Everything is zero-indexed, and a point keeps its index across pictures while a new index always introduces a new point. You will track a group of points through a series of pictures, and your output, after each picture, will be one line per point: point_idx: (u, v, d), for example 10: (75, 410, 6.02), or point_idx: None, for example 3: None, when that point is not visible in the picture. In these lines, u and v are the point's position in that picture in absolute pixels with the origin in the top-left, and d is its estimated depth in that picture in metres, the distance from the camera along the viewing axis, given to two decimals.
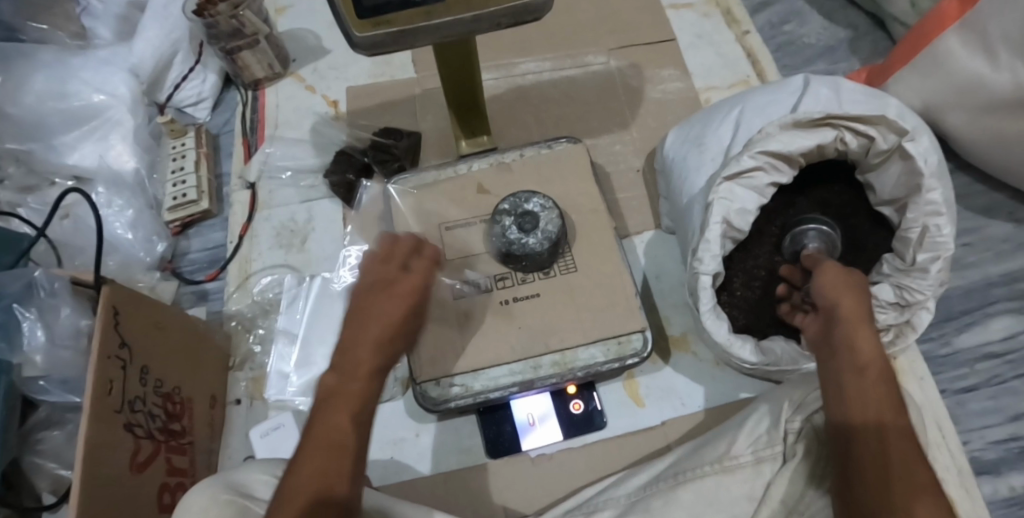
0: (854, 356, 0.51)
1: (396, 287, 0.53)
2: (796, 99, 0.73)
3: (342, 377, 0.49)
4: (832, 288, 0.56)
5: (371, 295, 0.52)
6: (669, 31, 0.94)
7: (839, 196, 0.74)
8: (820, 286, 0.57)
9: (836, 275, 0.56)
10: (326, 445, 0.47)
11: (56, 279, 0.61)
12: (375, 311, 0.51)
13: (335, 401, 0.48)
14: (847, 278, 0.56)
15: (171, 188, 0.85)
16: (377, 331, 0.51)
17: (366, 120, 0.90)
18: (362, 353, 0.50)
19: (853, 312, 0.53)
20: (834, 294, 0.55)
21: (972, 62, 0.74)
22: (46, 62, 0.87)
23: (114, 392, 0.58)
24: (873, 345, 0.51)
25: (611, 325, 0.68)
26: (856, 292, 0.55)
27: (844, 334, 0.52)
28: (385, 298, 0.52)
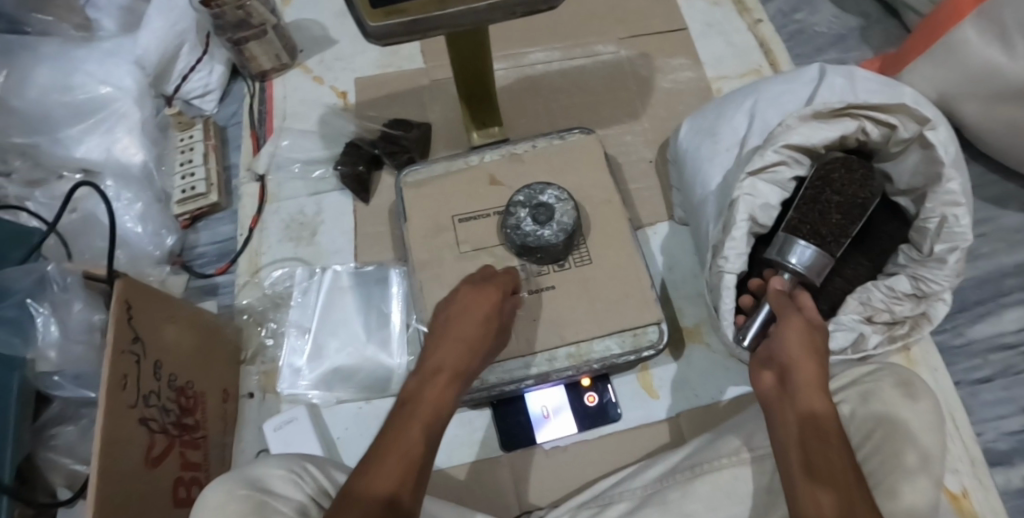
0: (813, 420, 0.46)
1: (477, 301, 0.55)
2: (812, 90, 0.72)
3: (423, 385, 0.51)
4: (796, 350, 0.49)
5: (454, 310, 0.55)
6: (679, 21, 0.93)
7: (845, 208, 0.64)
8: (780, 344, 0.51)
9: (794, 328, 0.50)
10: (398, 449, 0.47)
11: (68, 274, 0.61)
12: (457, 325, 0.54)
13: (414, 407, 0.49)
14: (818, 322, 0.52)
15: (180, 181, 0.84)
16: (455, 345, 0.53)
17: (375, 111, 0.89)
18: (444, 363, 0.52)
19: (812, 377, 0.48)
20: (797, 356, 0.49)
21: (988, 51, 0.73)
22: (50, 55, 0.86)
23: (128, 387, 0.57)
24: (816, 393, 0.48)
25: (627, 317, 0.67)
26: (821, 337, 0.51)
27: (802, 392, 0.48)
28: (467, 310, 0.55)
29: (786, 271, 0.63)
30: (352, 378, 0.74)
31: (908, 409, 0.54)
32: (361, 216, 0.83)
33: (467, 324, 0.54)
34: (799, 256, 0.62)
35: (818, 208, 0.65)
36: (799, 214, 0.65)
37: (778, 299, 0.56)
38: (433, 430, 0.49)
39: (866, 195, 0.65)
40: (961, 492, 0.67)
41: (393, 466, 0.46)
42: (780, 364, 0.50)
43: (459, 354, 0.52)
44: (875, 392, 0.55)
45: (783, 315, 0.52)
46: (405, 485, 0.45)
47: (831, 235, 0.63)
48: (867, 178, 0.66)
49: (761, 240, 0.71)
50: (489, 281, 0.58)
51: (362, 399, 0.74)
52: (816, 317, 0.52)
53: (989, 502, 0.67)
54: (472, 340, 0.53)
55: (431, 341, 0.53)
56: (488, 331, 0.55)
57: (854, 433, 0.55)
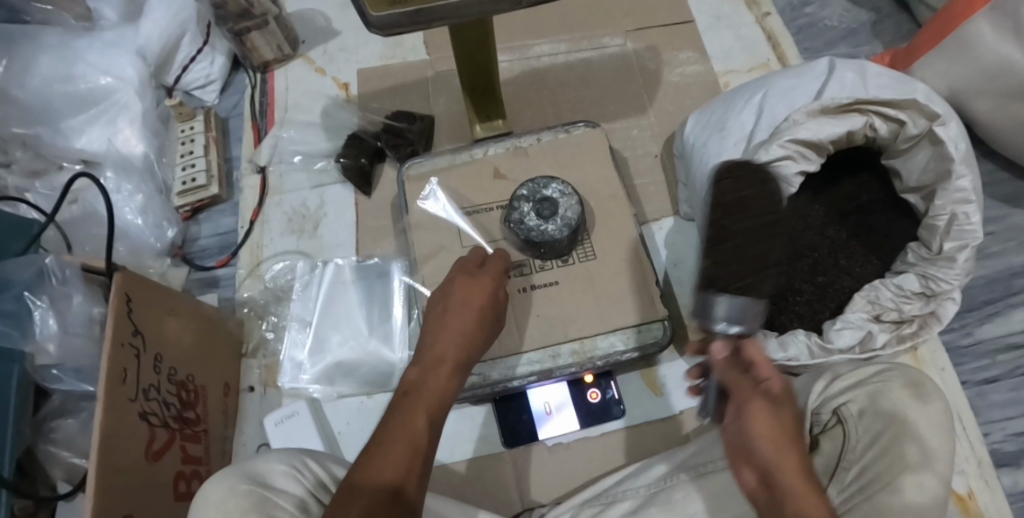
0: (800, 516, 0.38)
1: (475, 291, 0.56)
2: (821, 84, 0.71)
3: (425, 374, 0.50)
4: (767, 442, 0.42)
5: (448, 302, 0.55)
6: (686, 13, 0.91)
7: (758, 235, 0.56)
8: (748, 436, 0.43)
9: (758, 410, 0.43)
10: (404, 436, 0.46)
11: (67, 266, 0.60)
12: (455, 314, 0.54)
13: (416, 394, 0.49)
14: (778, 387, 0.45)
15: (181, 172, 0.83)
16: (453, 335, 0.53)
17: (378, 103, 0.88)
18: (444, 352, 0.52)
19: (795, 467, 0.41)
20: (769, 442, 0.42)
21: (1001, 46, 0.72)
22: (50, 44, 0.85)
23: (128, 380, 0.57)
24: (806, 482, 0.40)
25: (631, 313, 0.67)
26: (786, 405, 0.44)
27: (788, 488, 0.40)
28: (466, 301, 0.55)
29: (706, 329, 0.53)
30: (354, 373, 0.73)
31: (917, 407, 0.53)
32: (363, 209, 0.82)
33: (468, 312, 0.55)
34: (725, 324, 0.51)
35: (727, 242, 0.55)
36: (709, 258, 0.56)
37: (728, 371, 0.48)
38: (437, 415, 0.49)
39: (767, 216, 0.57)
40: (966, 493, 0.67)
41: (398, 455, 0.45)
42: (757, 461, 0.43)
43: (456, 343, 0.53)
44: (883, 391, 0.55)
45: (743, 394, 0.46)
46: (410, 473, 0.45)
47: (752, 275, 0.53)
48: (773, 197, 0.58)
49: None
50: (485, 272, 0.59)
51: (364, 394, 0.74)
52: (777, 383, 0.45)
53: (995, 504, 0.67)
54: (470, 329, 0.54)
55: (429, 332, 0.54)
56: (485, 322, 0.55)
57: (861, 432, 0.54)
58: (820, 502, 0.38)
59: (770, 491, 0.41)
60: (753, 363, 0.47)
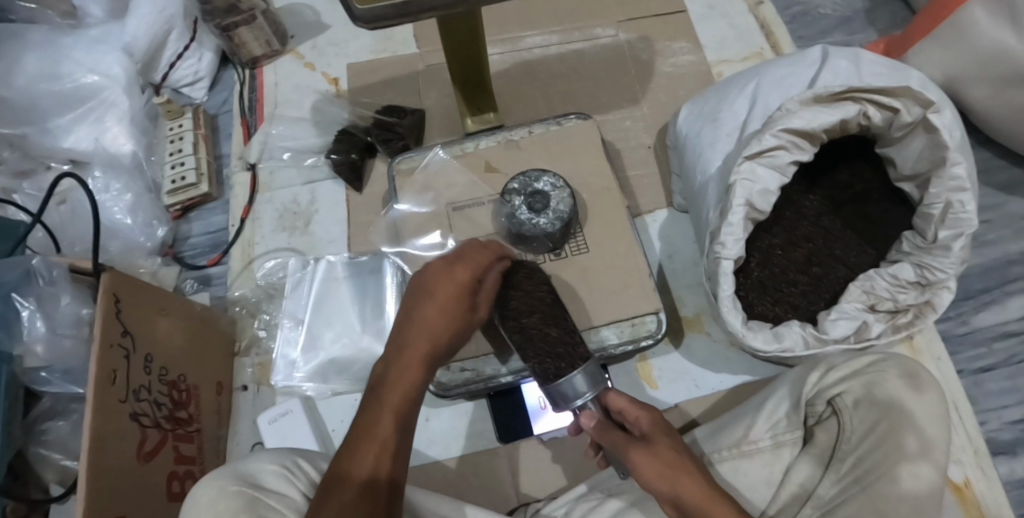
0: None
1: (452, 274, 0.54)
2: (814, 72, 0.71)
3: (395, 372, 0.51)
4: (658, 480, 0.45)
5: (421, 298, 0.54)
6: (679, 3, 0.90)
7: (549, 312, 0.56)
8: (649, 485, 0.46)
9: (638, 453, 0.47)
10: (372, 434, 0.47)
11: (54, 267, 0.59)
12: (430, 307, 0.54)
13: (386, 390, 0.50)
14: (646, 422, 0.49)
15: (170, 171, 0.83)
16: (423, 330, 0.53)
17: (368, 98, 0.87)
18: (413, 345, 0.52)
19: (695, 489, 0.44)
20: (661, 478, 0.45)
21: (996, 32, 0.71)
22: (36, 42, 0.84)
23: (118, 381, 0.56)
24: (710, 498, 0.43)
25: (627, 307, 0.66)
26: (664, 430, 0.49)
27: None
28: (441, 289, 0.54)
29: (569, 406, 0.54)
30: (347, 370, 0.73)
31: (913, 397, 0.53)
32: (355, 205, 0.81)
33: (440, 306, 0.53)
34: (578, 389, 0.53)
35: (537, 342, 0.55)
36: (533, 358, 0.55)
37: (606, 433, 0.50)
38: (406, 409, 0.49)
39: (548, 288, 0.58)
40: (963, 483, 0.67)
41: (368, 453, 0.46)
42: (666, 499, 0.45)
43: (425, 338, 0.53)
44: (880, 381, 0.55)
45: (624, 447, 0.48)
46: (382, 466, 0.45)
47: (570, 351, 0.54)
48: (530, 276, 0.58)
49: (758, 226, 0.72)
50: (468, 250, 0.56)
51: (358, 391, 0.73)
52: (645, 419, 0.50)
53: (992, 492, 0.66)
54: (441, 319, 0.53)
55: (404, 324, 0.54)
56: (461, 309, 0.54)
57: (856, 423, 0.54)
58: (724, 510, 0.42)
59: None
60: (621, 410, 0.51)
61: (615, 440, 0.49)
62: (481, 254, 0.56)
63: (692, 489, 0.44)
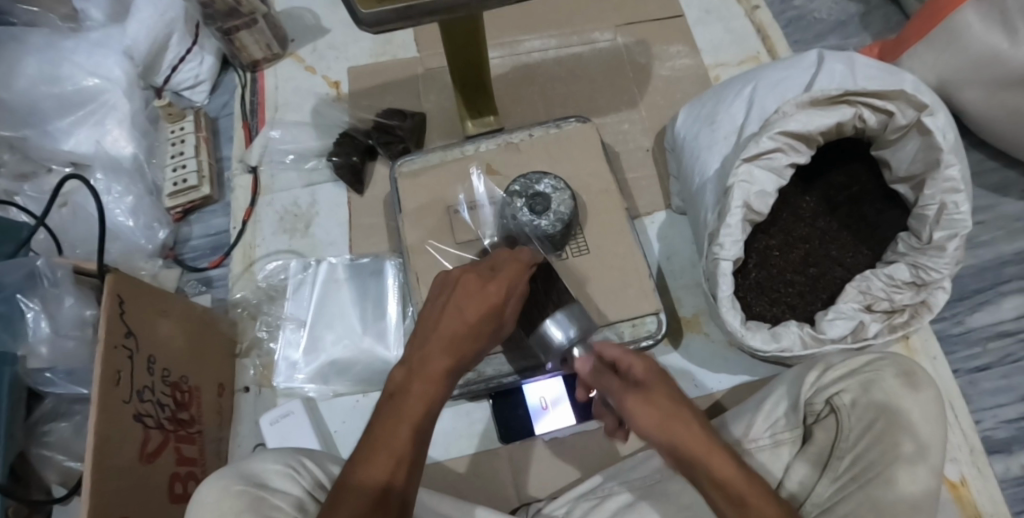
0: (729, 498, 0.39)
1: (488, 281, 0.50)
2: (811, 76, 0.72)
3: (415, 377, 0.46)
4: (655, 429, 0.43)
5: (449, 301, 0.49)
6: (676, 7, 0.91)
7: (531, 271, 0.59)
8: (643, 432, 0.44)
9: (633, 400, 0.44)
10: (391, 445, 0.44)
11: (58, 268, 0.59)
12: (461, 311, 0.49)
13: (405, 397, 0.46)
14: (639, 368, 0.47)
15: (171, 173, 0.83)
16: (449, 336, 0.48)
17: (369, 101, 0.88)
18: (436, 350, 0.47)
19: (695, 441, 0.42)
20: (660, 428, 0.43)
21: (989, 36, 0.72)
22: (37, 45, 0.84)
23: (121, 382, 0.57)
24: (710, 447, 0.41)
25: (627, 308, 0.67)
26: (655, 375, 0.46)
27: (708, 472, 0.40)
28: (473, 293, 0.49)
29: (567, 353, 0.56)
30: (348, 372, 0.73)
31: (909, 395, 0.53)
32: (356, 207, 0.82)
33: (471, 315, 0.49)
34: (562, 331, 0.55)
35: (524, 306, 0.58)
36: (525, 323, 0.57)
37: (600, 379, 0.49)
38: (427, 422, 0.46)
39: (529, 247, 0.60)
40: (959, 480, 0.68)
41: (382, 462, 0.43)
42: (663, 448, 0.43)
43: (450, 347, 0.47)
44: (876, 380, 0.55)
45: (618, 394, 0.46)
46: (398, 480, 0.43)
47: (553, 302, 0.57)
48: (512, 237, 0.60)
49: (756, 228, 0.73)
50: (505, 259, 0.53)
51: (359, 392, 0.74)
52: (638, 364, 0.47)
53: (987, 490, 0.67)
54: (473, 329, 0.48)
55: (428, 325, 0.49)
56: (491, 318, 0.49)
57: (853, 422, 0.55)
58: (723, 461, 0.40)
59: (684, 467, 0.42)
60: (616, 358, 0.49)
61: (610, 389, 0.47)
62: (518, 264, 0.53)
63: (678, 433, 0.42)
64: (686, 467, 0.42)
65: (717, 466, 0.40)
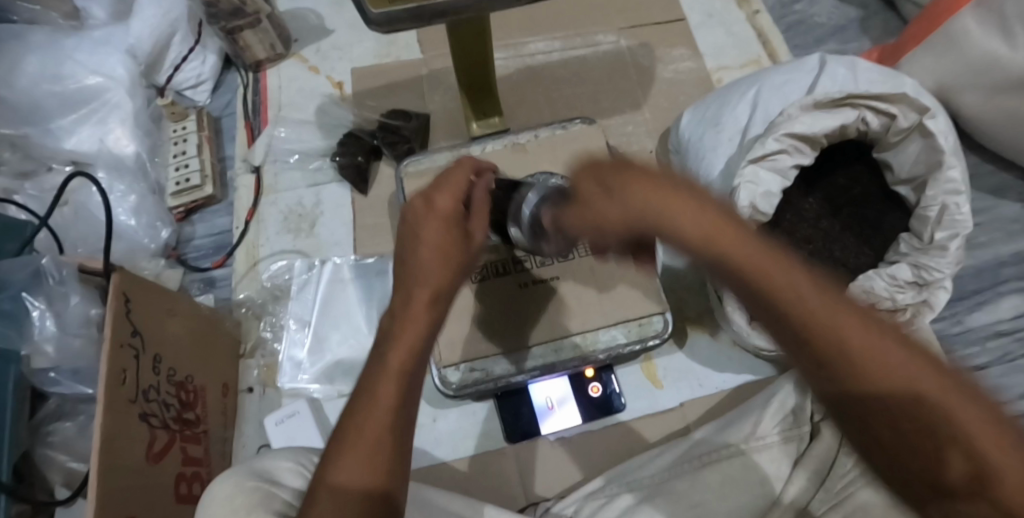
0: (785, 298, 0.34)
1: (619, 167, 0.37)
2: (813, 79, 0.73)
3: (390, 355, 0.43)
4: (648, 221, 0.35)
5: (415, 238, 0.46)
6: (678, 11, 0.92)
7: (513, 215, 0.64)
8: (627, 232, 0.37)
9: (600, 204, 0.37)
10: (372, 438, 0.41)
11: (64, 266, 0.59)
12: (417, 262, 0.45)
13: (379, 378, 0.43)
14: (601, 175, 0.38)
15: (175, 172, 0.82)
16: (425, 276, 0.45)
17: (373, 102, 0.88)
18: (410, 320, 0.44)
19: (720, 224, 0.35)
20: (653, 220, 0.35)
21: (987, 41, 0.73)
22: (39, 44, 0.84)
23: (127, 382, 0.56)
24: (718, 232, 0.35)
25: (634, 307, 0.67)
26: (638, 204, 0.36)
27: (736, 260, 0.35)
28: (590, 189, 0.38)
29: (540, 228, 0.52)
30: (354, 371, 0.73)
31: None
32: (360, 207, 0.82)
33: (438, 240, 0.46)
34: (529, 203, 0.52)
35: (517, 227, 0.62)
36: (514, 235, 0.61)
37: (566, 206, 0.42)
38: (406, 404, 0.43)
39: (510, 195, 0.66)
40: None
41: (362, 453, 0.41)
42: (667, 240, 0.36)
43: (423, 315, 0.45)
44: None
45: (588, 205, 0.38)
46: (380, 474, 0.41)
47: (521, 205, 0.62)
48: None
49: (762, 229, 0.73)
50: (439, 181, 0.48)
51: None
52: (595, 175, 0.38)
53: None
54: (441, 258, 0.45)
55: (401, 268, 0.46)
56: (459, 240, 0.46)
57: None
58: (756, 251, 0.35)
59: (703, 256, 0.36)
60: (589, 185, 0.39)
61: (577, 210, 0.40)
62: (455, 182, 0.47)
63: (745, 264, 0.35)
64: (752, 300, 0.36)
65: (804, 302, 0.34)
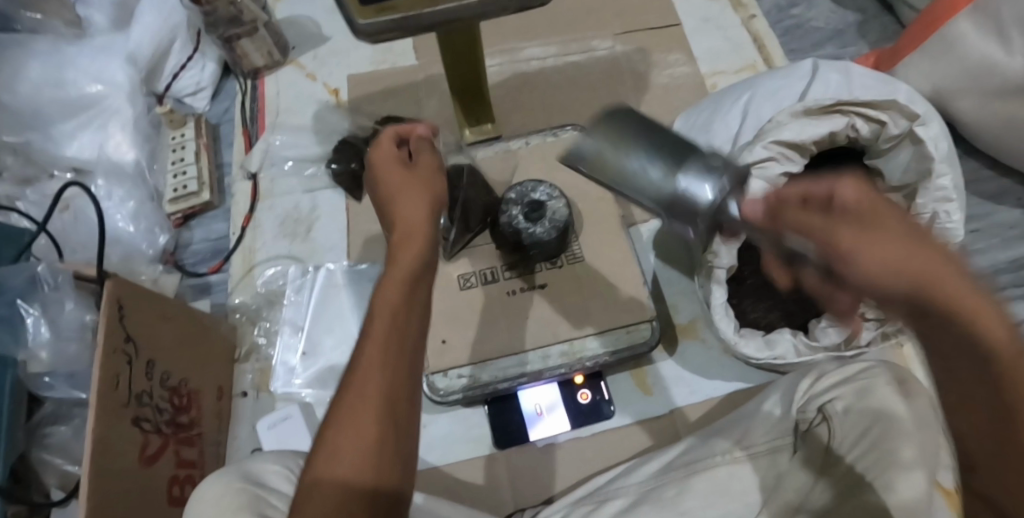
0: (954, 327, 0.32)
1: (892, 229, 0.33)
2: (806, 85, 0.72)
3: (368, 329, 0.44)
4: (885, 263, 0.32)
5: (377, 194, 0.52)
6: (674, 16, 0.92)
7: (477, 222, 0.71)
8: (859, 271, 0.33)
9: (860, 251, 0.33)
10: (355, 423, 0.41)
11: (59, 273, 0.60)
12: (384, 206, 0.51)
13: (360, 354, 0.43)
14: (849, 194, 0.35)
15: (172, 179, 0.83)
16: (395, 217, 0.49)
17: (369, 108, 0.88)
18: (385, 287, 0.45)
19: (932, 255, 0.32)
20: (878, 268, 0.32)
21: (983, 46, 0.73)
22: (42, 53, 0.86)
23: (120, 387, 0.57)
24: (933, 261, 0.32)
25: (621, 315, 0.67)
26: (880, 260, 0.32)
27: (933, 297, 0.32)
28: (851, 223, 0.34)
29: (717, 221, 0.41)
30: None
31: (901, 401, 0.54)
32: (354, 213, 0.82)
33: (388, 184, 0.51)
34: (702, 187, 0.40)
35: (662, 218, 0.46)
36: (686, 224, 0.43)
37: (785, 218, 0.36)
38: (396, 367, 0.43)
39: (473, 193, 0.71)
40: None
41: (351, 434, 0.41)
42: (881, 289, 0.33)
43: (399, 280, 0.45)
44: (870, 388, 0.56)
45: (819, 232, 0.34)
46: (373, 462, 0.41)
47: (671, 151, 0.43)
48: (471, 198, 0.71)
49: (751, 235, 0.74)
50: (379, 143, 0.55)
51: None
52: (842, 196, 0.35)
53: None
54: (395, 194, 0.51)
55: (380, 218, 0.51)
56: (410, 174, 0.52)
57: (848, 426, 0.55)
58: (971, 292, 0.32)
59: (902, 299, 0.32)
60: (797, 196, 0.36)
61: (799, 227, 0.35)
62: (387, 141, 0.55)
63: (893, 284, 0.32)
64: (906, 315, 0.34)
65: (996, 333, 0.32)
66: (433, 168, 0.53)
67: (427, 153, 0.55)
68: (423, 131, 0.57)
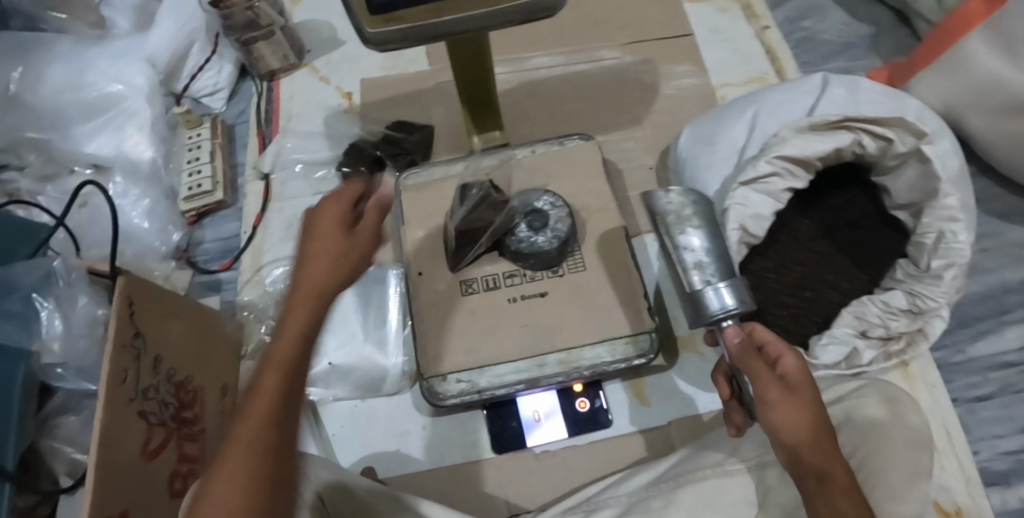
0: (823, 477, 0.41)
1: (807, 395, 0.44)
2: (814, 100, 0.72)
3: (263, 376, 0.41)
4: (790, 421, 0.43)
5: (304, 246, 0.46)
6: (684, 27, 0.93)
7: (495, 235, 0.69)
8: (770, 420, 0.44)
9: (782, 400, 0.44)
10: (236, 468, 0.37)
11: (73, 269, 0.64)
12: (306, 261, 0.46)
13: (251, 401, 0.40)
14: (790, 362, 0.46)
15: (187, 178, 0.86)
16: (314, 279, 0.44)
17: (379, 113, 0.90)
18: (282, 339, 0.42)
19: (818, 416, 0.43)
20: (781, 411, 0.43)
21: (995, 63, 0.72)
22: (64, 52, 0.88)
23: (127, 381, 0.59)
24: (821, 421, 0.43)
25: (620, 325, 0.68)
26: (789, 419, 0.43)
27: (805, 445, 0.42)
28: (780, 380, 0.45)
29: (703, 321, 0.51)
30: (348, 376, 0.75)
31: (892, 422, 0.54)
32: None
33: (327, 243, 0.45)
34: (720, 301, 0.50)
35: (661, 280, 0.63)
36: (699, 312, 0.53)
37: (744, 357, 0.48)
38: (284, 419, 0.40)
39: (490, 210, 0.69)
40: (954, 510, 0.67)
41: (229, 479, 0.37)
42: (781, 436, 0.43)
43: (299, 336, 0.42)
44: (860, 408, 0.55)
45: (760, 379, 0.45)
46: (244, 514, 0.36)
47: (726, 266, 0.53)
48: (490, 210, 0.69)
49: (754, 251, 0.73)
50: (329, 198, 0.48)
51: (357, 397, 0.75)
52: (788, 359, 0.46)
53: None
54: (330, 258, 0.45)
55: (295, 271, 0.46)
56: (345, 238, 0.46)
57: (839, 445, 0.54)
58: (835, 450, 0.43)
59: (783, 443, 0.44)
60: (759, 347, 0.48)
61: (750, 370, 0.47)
62: (345, 196, 0.48)
63: (782, 430, 0.43)
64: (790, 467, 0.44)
65: (842, 481, 0.41)
66: (368, 247, 0.48)
67: (372, 223, 0.49)
68: (384, 200, 0.50)
